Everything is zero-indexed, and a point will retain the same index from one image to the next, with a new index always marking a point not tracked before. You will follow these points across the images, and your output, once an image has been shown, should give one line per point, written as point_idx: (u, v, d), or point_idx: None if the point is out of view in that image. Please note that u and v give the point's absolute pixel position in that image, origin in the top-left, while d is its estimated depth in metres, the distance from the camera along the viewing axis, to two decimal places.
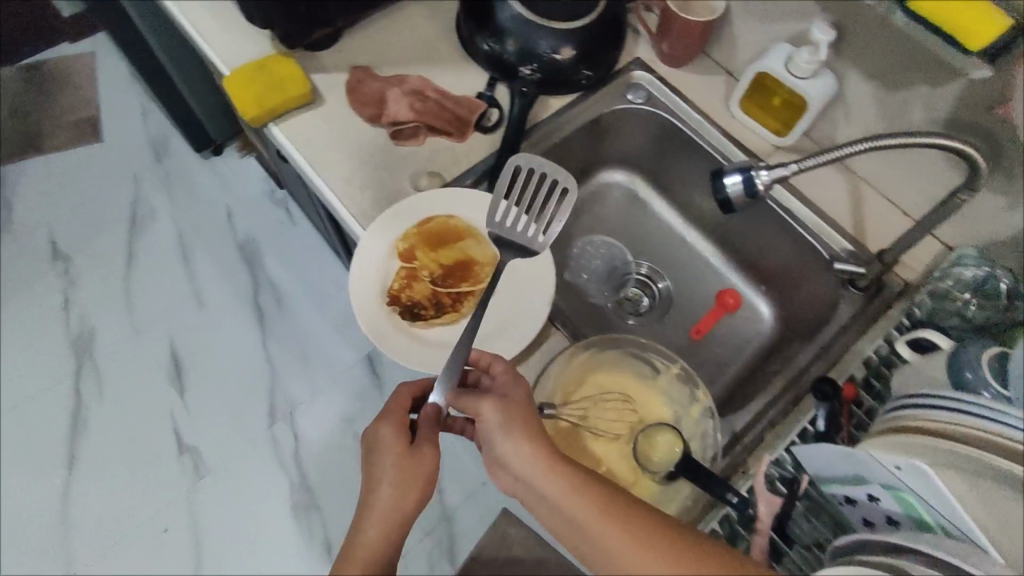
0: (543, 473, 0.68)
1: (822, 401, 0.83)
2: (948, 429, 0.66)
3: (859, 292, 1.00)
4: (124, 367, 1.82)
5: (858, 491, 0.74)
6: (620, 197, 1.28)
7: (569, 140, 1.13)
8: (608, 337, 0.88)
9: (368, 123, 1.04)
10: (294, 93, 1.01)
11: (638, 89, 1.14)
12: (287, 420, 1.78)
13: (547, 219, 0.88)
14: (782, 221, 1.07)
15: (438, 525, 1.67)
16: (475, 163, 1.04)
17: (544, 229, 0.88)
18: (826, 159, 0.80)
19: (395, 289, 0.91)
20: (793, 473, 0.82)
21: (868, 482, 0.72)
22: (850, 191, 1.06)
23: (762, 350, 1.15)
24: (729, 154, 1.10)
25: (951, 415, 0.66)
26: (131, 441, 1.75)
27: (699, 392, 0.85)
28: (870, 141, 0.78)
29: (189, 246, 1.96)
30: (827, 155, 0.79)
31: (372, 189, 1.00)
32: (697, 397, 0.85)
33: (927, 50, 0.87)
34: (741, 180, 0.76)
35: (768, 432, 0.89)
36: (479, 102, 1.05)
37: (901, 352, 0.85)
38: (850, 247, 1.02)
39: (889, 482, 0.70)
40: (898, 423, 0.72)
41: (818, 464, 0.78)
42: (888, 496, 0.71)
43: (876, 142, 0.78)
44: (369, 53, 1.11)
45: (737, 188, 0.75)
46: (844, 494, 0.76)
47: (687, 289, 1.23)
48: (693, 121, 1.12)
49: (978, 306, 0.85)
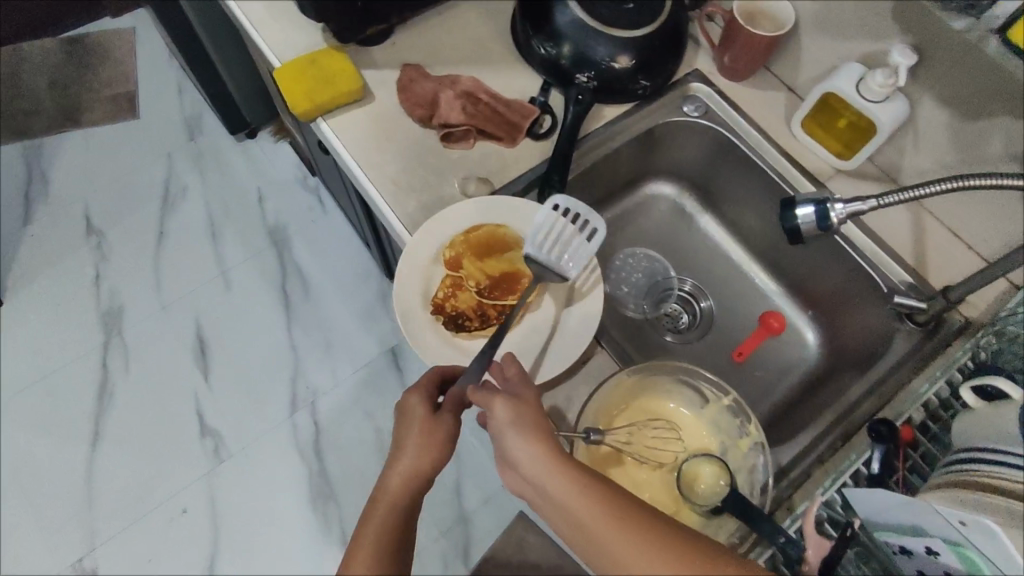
0: (547, 472, 0.65)
1: (877, 442, 0.80)
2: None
3: (916, 327, 0.96)
4: (151, 346, 1.82)
5: (916, 543, 0.68)
6: (665, 210, 1.24)
7: (621, 151, 1.10)
8: (660, 363, 0.86)
9: (419, 124, 1.02)
10: (345, 89, 1.00)
11: (695, 101, 1.11)
12: (309, 408, 1.75)
13: (578, 255, 0.86)
14: (837, 248, 1.03)
15: (454, 525, 1.65)
16: (525, 171, 1.01)
17: (577, 263, 0.86)
18: (904, 198, 0.75)
19: (439, 298, 0.89)
20: (844, 516, 0.78)
21: (928, 534, 0.66)
22: (912, 220, 1.02)
23: (805, 378, 1.11)
24: (786, 173, 1.06)
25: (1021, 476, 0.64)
26: (154, 420, 1.74)
27: (750, 425, 0.82)
28: (957, 181, 0.72)
29: (221, 228, 1.95)
30: (907, 194, 0.74)
31: (419, 191, 0.98)
32: (747, 430, 0.82)
33: (1015, 82, 0.85)
34: (813, 212, 0.75)
35: (817, 468, 0.86)
36: (532, 107, 1.03)
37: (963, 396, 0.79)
38: (910, 279, 0.98)
39: (952, 537, 0.64)
40: (970, 479, 0.68)
41: (871, 509, 0.73)
42: (949, 552, 0.65)
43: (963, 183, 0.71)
44: (422, 51, 1.09)
45: (809, 220, 0.74)
46: (899, 544, 0.71)
47: (731, 309, 1.19)
48: (750, 137, 1.08)
49: None
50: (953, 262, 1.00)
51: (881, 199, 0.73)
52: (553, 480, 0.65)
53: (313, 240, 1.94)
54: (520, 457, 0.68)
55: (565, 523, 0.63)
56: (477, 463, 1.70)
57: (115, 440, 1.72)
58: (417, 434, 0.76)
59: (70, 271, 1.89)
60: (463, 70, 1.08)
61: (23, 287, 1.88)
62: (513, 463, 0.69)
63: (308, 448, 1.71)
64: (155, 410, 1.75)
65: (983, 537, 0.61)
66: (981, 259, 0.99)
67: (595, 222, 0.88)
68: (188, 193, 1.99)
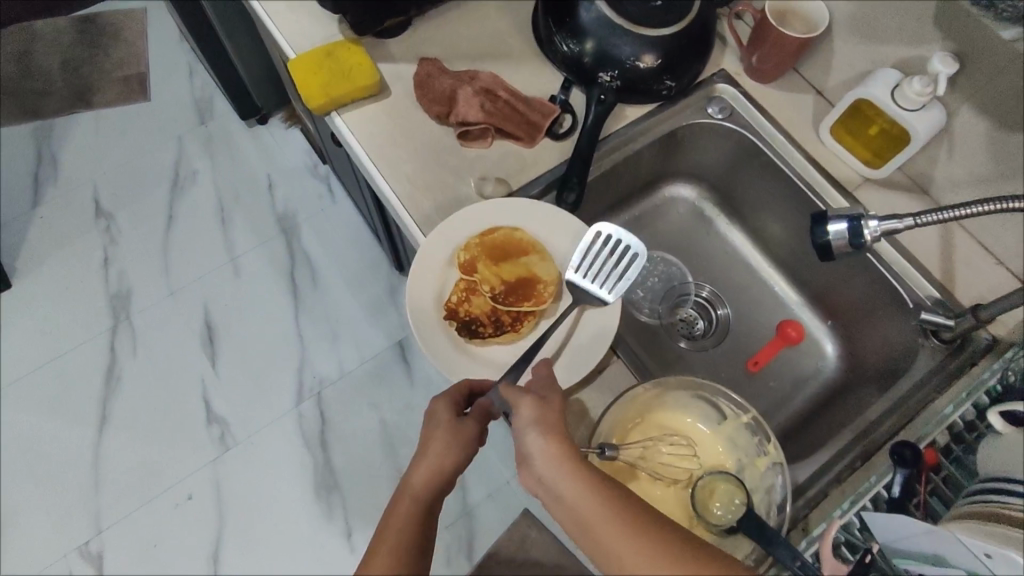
0: (559, 471, 0.64)
1: (900, 465, 0.77)
2: None
3: (941, 344, 0.93)
4: (158, 331, 1.81)
5: (936, 571, 0.66)
6: (684, 213, 1.21)
7: (641, 153, 1.07)
8: (680, 378, 0.84)
9: (436, 121, 0.99)
10: (361, 83, 0.97)
11: (720, 103, 1.07)
12: (315, 399, 1.74)
13: (619, 281, 0.87)
14: (861, 259, 1.00)
15: (458, 520, 1.64)
16: (543, 172, 0.99)
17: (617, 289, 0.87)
18: (941, 219, 0.73)
19: (452, 302, 0.86)
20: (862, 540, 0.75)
21: (950, 564, 0.64)
22: (942, 232, 0.99)
23: (822, 389, 1.09)
24: (812, 180, 1.03)
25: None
26: (161, 406, 1.74)
27: (768, 444, 0.80)
28: (994, 204, 0.71)
29: (230, 214, 1.94)
30: (944, 213, 0.72)
31: (434, 189, 0.95)
32: (765, 448, 0.80)
33: None
34: (846, 228, 0.74)
35: (835, 488, 0.84)
36: (553, 106, 1.00)
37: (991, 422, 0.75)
38: (937, 294, 0.95)
39: (974, 568, 0.62)
40: (998, 512, 0.66)
41: (890, 536, 0.70)
42: None
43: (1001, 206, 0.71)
44: (440, 44, 1.06)
45: (842, 236, 0.73)
46: (919, 572, 0.68)
47: (748, 316, 1.16)
48: (776, 141, 1.05)
49: None
50: (982, 277, 0.96)
51: (918, 217, 0.72)
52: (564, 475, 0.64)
53: (323, 229, 1.92)
54: (534, 452, 0.68)
55: (568, 519, 0.63)
56: (481, 458, 1.68)
57: (122, 425, 1.72)
58: (438, 440, 0.74)
59: (79, 253, 1.88)
60: (483, 65, 1.05)
61: (33, 268, 1.87)
62: (526, 457, 0.68)
63: (313, 438, 1.70)
64: (161, 396, 1.75)
65: (1009, 571, 0.58)
66: (1011, 274, 0.96)
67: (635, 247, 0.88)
68: (198, 177, 1.97)
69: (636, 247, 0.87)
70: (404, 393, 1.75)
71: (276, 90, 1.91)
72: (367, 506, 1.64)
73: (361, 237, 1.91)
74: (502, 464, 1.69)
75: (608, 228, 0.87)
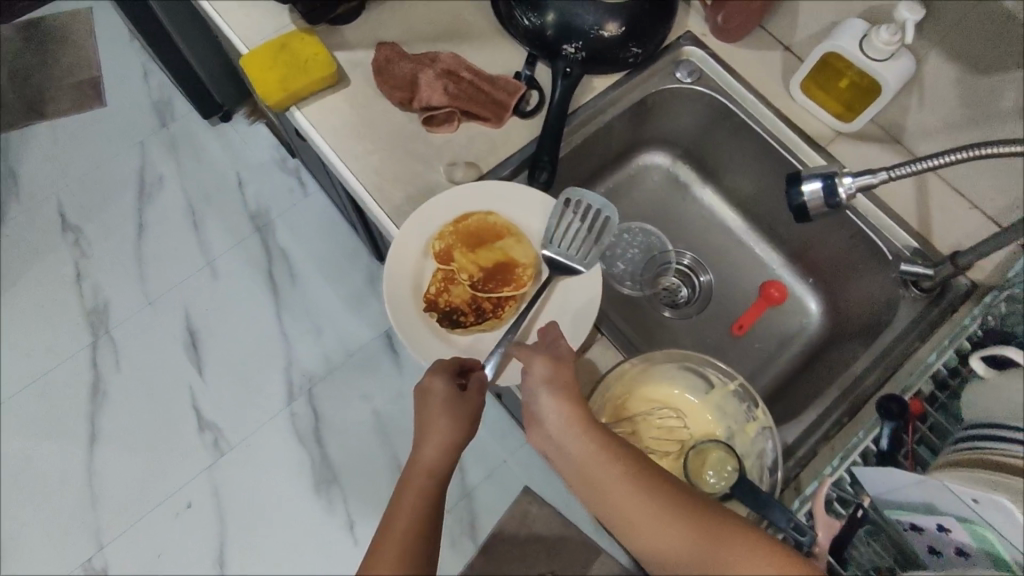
0: (570, 432, 0.69)
1: (887, 419, 0.77)
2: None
3: (921, 294, 0.93)
4: (139, 342, 1.78)
5: (925, 520, 0.67)
6: (659, 181, 1.20)
7: (611, 124, 1.05)
8: (671, 349, 0.83)
9: (400, 108, 0.96)
10: (318, 75, 0.94)
11: (687, 66, 1.05)
12: (306, 396, 1.73)
13: (595, 247, 0.87)
14: (838, 214, 1.00)
15: (459, 503, 1.64)
16: (512, 152, 0.97)
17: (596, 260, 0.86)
18: (914, 170, 0.72)
19: (430, 293, 0.85)
20: (853, 494, 0.76)
21: (941, 513, 0.64)
22: (917, 181, 0.98)
23: (807, 346, 1.10)
24: (785, 138, 1.02)
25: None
26: (151, 417, 1.72)
27: (756, 409, 0.80)
28: (971, 150, 0.69)
29: (201, 216, 1.89)
30: (919, 165, 0.71)
31: (403, 180, 0.93)
32: (754, 414, 0.80)
33: None
34: (821, 187, 0.73)
35: (824, 446, 0.85)
36: (518, 83, 0.97)
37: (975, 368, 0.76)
38: (915, 245, 0.95)
39: (964, 514, 0.62)
40: (980, 456, 0.66)
41: (880, 487, 0.71)
42: (960, 528, 0.64)
43: (978, 152, 0.69)
44: (398, 27, 1.02)
45: (817, 195, 0.73)
46: (909, 522, 0.69)
47: (731, 280, 1.16)
48: (746, 102, 1.04)
49: None
50: (960, 223, 0.96)
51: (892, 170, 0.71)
52: (578, 442, 0.68)
53: (298, 224, 1.88)
54: (548, 414, 0.71)
55: (580, 480, 0.68)
56: (478, 440, 1.68)
57: (113, 438, 1.71)
58: (435, 422, 0.74)
59: None
60: (444, 45, 1.02)
61: None
62: (540, 420, 0.72)
63: (308, 435, 1.70)
64: (150, 407, 1.73)
65: (997, 516, 0.59)
66: (987, 216, 0.96)
67: (608, 212, 0.88)
68: (165, 182, 1.91)
69: (609, 212, 0.88)
70: (396, 383, 1.74)
71: (235, 85, 1.85)
72: (368, 498, 1.64)
73: (337, 228, 1.88)
74: (499, 444, 1.69)
75: (582, 194, 0.87)
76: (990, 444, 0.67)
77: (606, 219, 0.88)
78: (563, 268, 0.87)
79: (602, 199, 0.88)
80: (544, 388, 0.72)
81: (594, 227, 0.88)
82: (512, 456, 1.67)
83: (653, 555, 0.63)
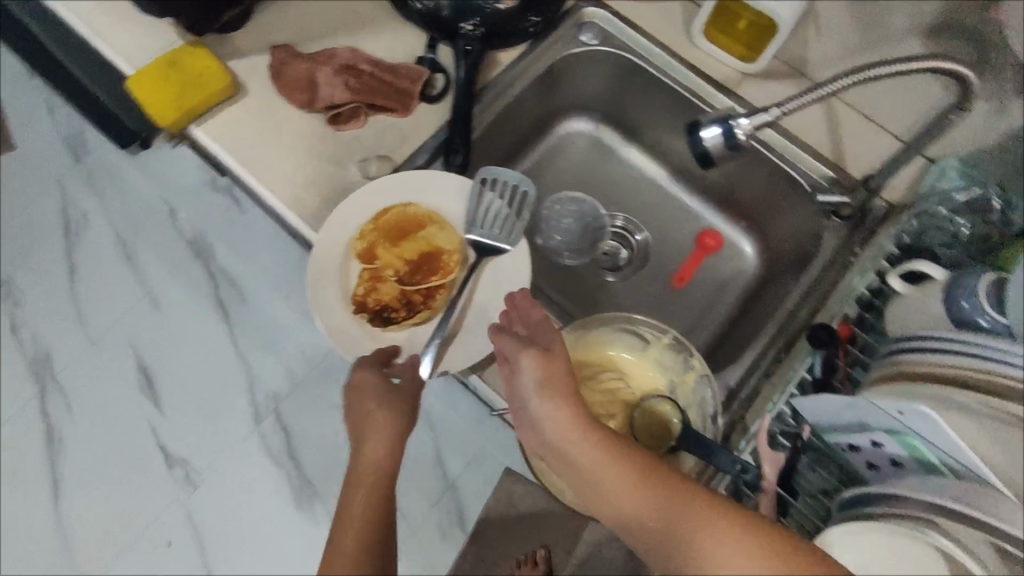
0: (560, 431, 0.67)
1: (818, 348, 0.80)
2: (949, 373, 0.64)
3: (843, 222, 0.95)
4: (90, 386, 1.73)
5: (860, 438, 0.70)
6: (584, 147, 1.20)
7: (523, 97, 1.05)
8: (608, 314, 0.85)
9: (302, 110, 0.93)
10: (212, 88, 0.90)
11: (591, 29, 1.04)
12: (272, 415, 1.70)
13: (516, 223, 0.87)
14: (756, 155, 1.01)
15: (444, 495, 1.66)
16: (425, 140, 0.95)
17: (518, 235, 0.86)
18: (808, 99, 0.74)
19: (359, 295, 0.84)
20: (794, 425, 0.78)
21: (871, 429, 0.67)
22: (827, 113, 1.00)
23: (746, 288, 1.12)
24: (695, 87, 1.02)
25: (967, 361, 0.63)
26: (114, 460, 1.68)
27: (693, 359, 0.82)
28: (854, 74, 0.73)
29: (134, 249, 1.82)
30: (812, 94, 0.74)
31: (317, 183, 0.91)
32: (692, 363, 0.83)
33: None
34: (720, 132, 0.73)
35: (766, 383, 0.87)
36: (421, 68, 0.95)
37: (892, 285, 0.80)
38: (832, 174, 0.97)
39: (893, 428, 0.65)
40: (904, 369, 0.69)
41: (818, 415, 0.72)
42: (891, 441, 0.67)
43: (860, 74, 0.72)
44: (291, 28, 0.99)
45: (717, 140, 0.73)
46: (847, 442, 0.71)
47: (666, 235, 1.18)
48: (654, 56, 1.03)
49: (971, 225, 0.82)
50: (872, 148, 0.98)
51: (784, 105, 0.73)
52: (569, 436, 0.67)
53: (237, 242, 1.83)
54: (545, 418, 0.69)
55: (575, 478, 0.66)
56: (452, 430, 1.69)
57: (78, 488, 1.66)
58: (376, 417, 0.74)
59: None
60: (341, 40, 0.99)
61: None
62: (534, 421, 0.70)
63: (280, 453, 1.68)
64: (112, 450, 1.68)
65: (920, 423, 0.62)
66: (897, 137, 0.97)
67: (525, 186, 0.88)
68: (90, 218, 1.84)
69: (526, 186, 0.88)
70: None
71: None
72: None
73: (278, 241, 1.83)
74: (473, 431, 1.69)
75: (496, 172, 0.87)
76: (918, 359, 0.67)
77: (523, 194, 0.88)
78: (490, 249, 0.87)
79: (518, 175, 0.88)
80: (534, 388, 0.71)
81: (513, 203, 0.87)
82: (487, 440, 1.69)
83: (628, 531, 0.61)
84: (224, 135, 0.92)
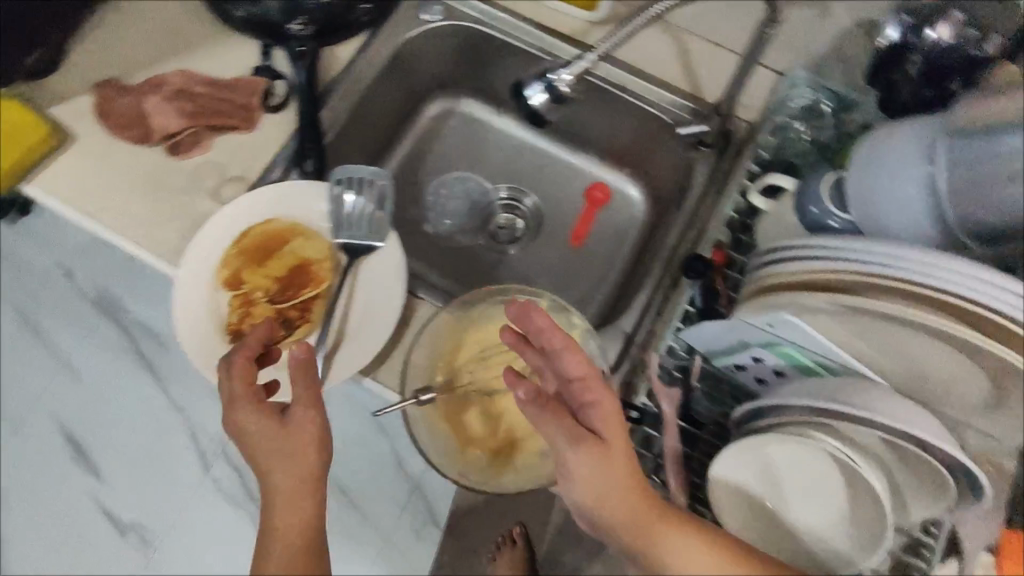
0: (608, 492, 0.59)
1: (696, 278, 0.81)
2: (816, 279, 0.64)
3: (709, 149, 0.97)
4: (22, 473, 1.65)
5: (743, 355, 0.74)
6: (458, 125, 1.18)
7: (376, 88, 1.02)
8: (488, 290, 0.89)
9: (139, 145, 0.89)
10: (32, 141, 0.84)
11: (431, 5, 1.02)
12: (220, 457, 1.65)
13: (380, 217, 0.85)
14: (616, 100, 1.01)
15: (415, 497, 1.49)
16: (277, 151, 0.92)
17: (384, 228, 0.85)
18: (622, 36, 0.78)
19: (233, 323, 0.81)
20: (687, 357, 0.79)
21: (751, 346, 0.72)
22: (674, 47, 1.01)
23: (641, 233, 1.13)
24: (545, 44, 1.01)
25: (848, 266, 0.62)
26: (65, 540, 1.62)
27: (576, 317, 0.86)
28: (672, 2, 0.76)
29: (35, 320, 1.72)
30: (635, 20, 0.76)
31: (172, 219, 0.87)
32: (575, 321, 0.86)
33: None
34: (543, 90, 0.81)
35: (658, 323, 0.88)
36: (258, 80, 0.93)
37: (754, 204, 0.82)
38: (690, 105, 0.98)
39: (767, 340, 0.70)
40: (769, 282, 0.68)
41: (707, 341, 0.76)
42: (769, 353, 0.72)
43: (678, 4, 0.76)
44: (114, 58, 0.94)
45: (541, 99, 0.81)
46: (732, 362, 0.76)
47: (556, 196, 1.17)
48: (498, 22, 1.02)
49: (814, 131, 0.86)
50: (721, 72, 0.99)
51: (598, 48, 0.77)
52: (612, 497, 0.59)
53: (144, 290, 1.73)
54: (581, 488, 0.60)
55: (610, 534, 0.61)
56: None
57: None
58: (275, 463, 0.65)
59: None
60: (169, 64, 0.95)
61: None
62: (569, 481, 0.61)
63: (237, 493, 1.64)
64: (62, 531, 1.63)
65: (787, 331, 0.68)
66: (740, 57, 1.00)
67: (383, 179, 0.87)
68: None
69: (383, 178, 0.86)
70: None
71: None
72: None
73: None
74: None
75: (350, 170, 0.86)
76: (783, 270, 0.67)
77: (383, 187, 0.87)
78: (362, 249, 0.85)
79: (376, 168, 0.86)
80: (571, 452, 0.60)
81: (374, 198, 0.86)
82: None
83: (608, 538, 0.61)
84: (58, 184, 0.86)
